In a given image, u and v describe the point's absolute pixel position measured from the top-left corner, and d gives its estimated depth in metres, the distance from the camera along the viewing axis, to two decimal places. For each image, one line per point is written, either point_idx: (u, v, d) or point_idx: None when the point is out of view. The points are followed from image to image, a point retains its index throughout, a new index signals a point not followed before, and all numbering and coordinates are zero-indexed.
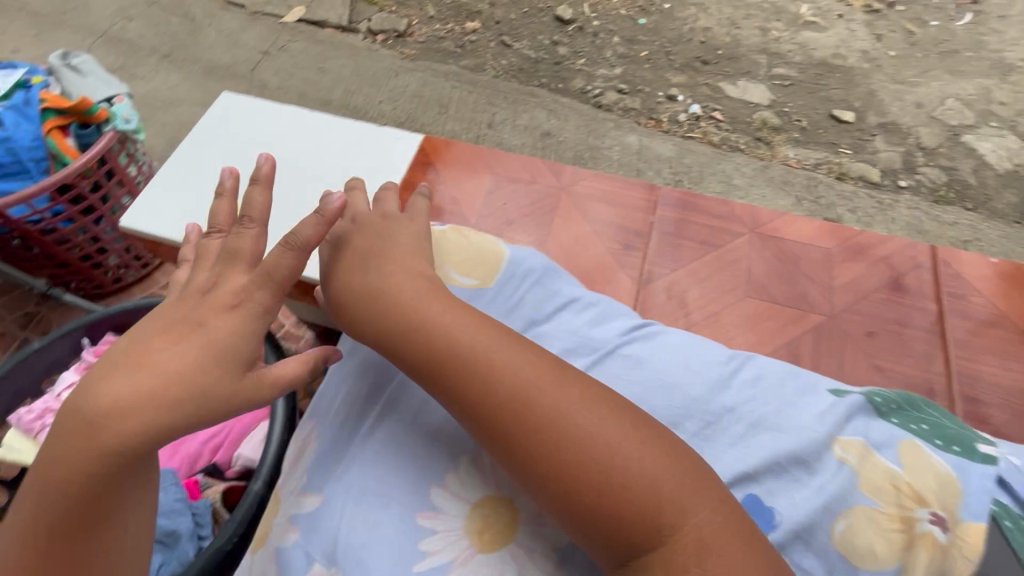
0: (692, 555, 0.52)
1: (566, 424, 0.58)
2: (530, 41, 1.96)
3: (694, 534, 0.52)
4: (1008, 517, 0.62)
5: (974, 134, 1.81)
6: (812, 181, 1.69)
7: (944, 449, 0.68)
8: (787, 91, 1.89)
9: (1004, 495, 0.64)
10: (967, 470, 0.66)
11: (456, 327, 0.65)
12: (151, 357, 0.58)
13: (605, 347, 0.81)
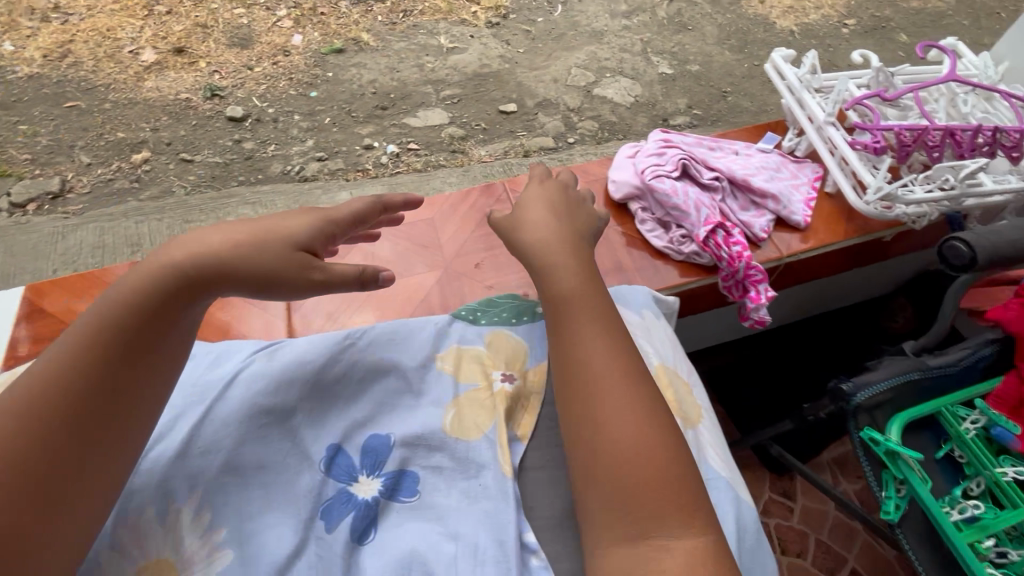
0: (627, 424, 0.68)
1: (600, 332, 0.75)
2: (211, 149, 1.94)
3: (627, 410, 0.69)
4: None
5: (600, 87, 2.30)
6: (506, 165, 1.96)
7: (519, 322, 0.94)
8: (459, 106, 2.18)
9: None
10: (532, 331, 0.93)
11: (572, 261, 0.82)
12: (102, 321, 0.66)
13: (222, 379, 0.82)
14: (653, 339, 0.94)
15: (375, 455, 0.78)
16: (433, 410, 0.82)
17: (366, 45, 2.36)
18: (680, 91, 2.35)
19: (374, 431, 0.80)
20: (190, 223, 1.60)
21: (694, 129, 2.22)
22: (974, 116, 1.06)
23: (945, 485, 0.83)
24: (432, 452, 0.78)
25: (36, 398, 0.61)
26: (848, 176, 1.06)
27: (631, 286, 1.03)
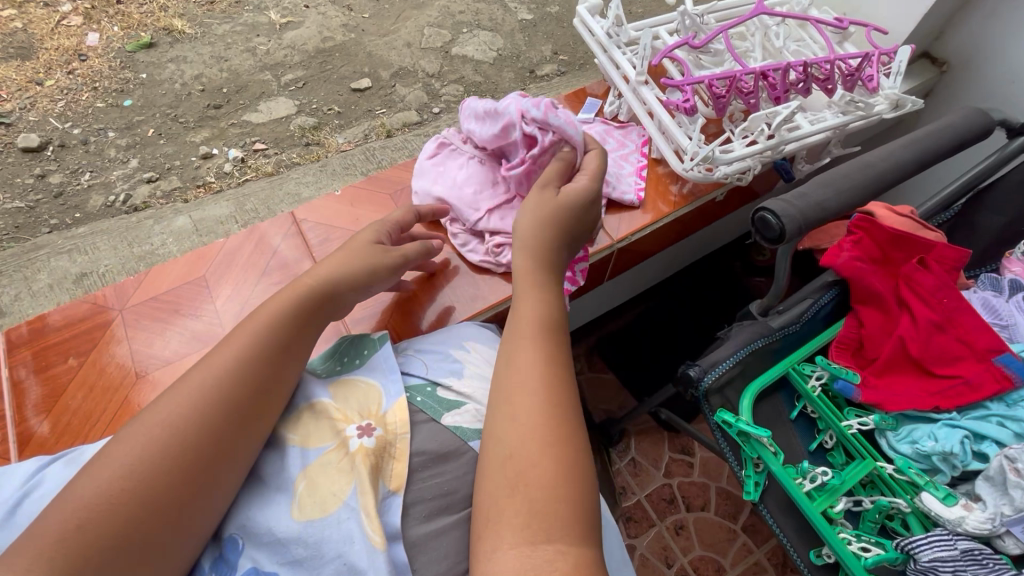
0: (547, 434, 0.61)
1: (557, 359, 0.70)
2: (10, 192, 1.62)
3: (552, 421, 0.63)
4: (419, 393, 0.78)
5: (458, 45, 2.12)
6: (368, 151, 1.77)
7: (363, 368, 0.80)
8: (306, 90, 1.93)
9: (413, 378, 0.80)
10: (381, 377, 0.78)
11: (544, 282, 0.79)
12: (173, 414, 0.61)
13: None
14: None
15: (228, 564, 0.62)
16: (283, 489, 0.66)
17: (182, 34, 2.01)
18: (543, 37, 2.22)
19: (229, 532, 0.64)
20: None
21: (563, 77, 2.11)
22: (787, 49, 1.02)
23: (802, 446, 0.85)
24: (288, 545, 0.62)
25: (188, 410, 0.61)
26: (669, 141, 0.99)
27: (484, 326, 0.95)
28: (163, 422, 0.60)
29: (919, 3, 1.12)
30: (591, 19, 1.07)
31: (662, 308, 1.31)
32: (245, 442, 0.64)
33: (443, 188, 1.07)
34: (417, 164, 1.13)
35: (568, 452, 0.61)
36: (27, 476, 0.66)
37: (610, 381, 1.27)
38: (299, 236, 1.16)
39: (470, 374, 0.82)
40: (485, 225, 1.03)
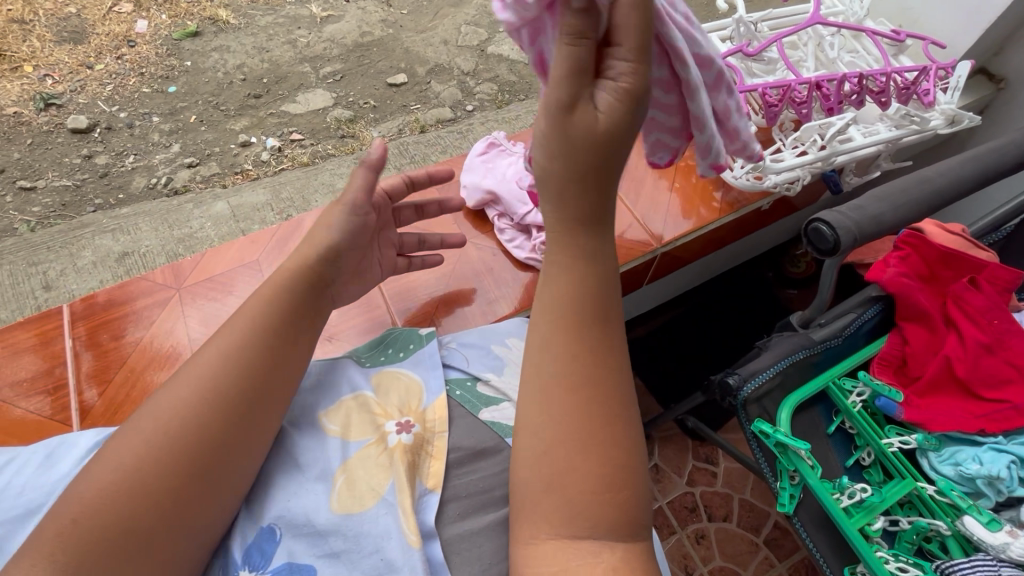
0: (589, 424, 0.60)
1: (605, 350, 0.65)
2: (58, 171, 1.68)
3: (597, 410, 0.61)
4: (460, 386, 0.80)
5: (493, 44, 2.13)
6: (401, 146, 1.79)
7: (407, 359, 0.82)
8: (343, 83, 1.96)
9: (454, 372, 0.82)
10: (424, 372, 0.80)
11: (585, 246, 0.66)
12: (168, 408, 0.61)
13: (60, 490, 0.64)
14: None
15: (263, 550, 0.63)
16: (320, 481, 0.68)
17: (226, 24, 2.06)
18: None
19: (262, 521, 0.65)
20: (38, 266, 1.37)
21: None
22: (841, 60, 1.01)
23: (838, 463, 0.83)
24: (323, 537, 0.64)
25: (195, 406, 0.62)
26: None
27: (520, 320, 0.96)
28: (170, 416, 0.61)
29: (984, 13, 1.10)
30: None
31: (695, 313, 1.29)
32: (252, 430, 0.65)
33: (494, 181, 1.07)
34: (467, 160, 1.15)
35: (609, 441, 0.61)
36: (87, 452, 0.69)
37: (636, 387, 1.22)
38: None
39: (511, 372, 0.84)
40: (533, 220, 1.04)
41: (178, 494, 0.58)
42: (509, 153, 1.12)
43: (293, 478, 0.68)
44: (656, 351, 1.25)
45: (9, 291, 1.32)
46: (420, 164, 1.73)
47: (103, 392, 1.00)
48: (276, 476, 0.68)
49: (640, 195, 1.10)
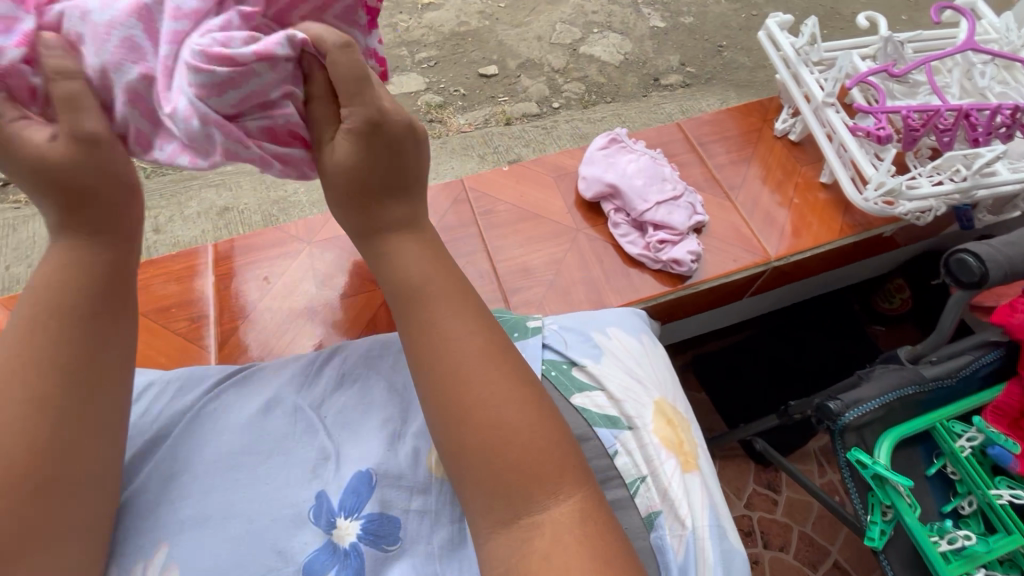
0: (471, 414, 0.51)
1: (448, 300, 0.55)
2: None
3: (471, 397, 0.51)
4: (554, 367, 0.73)
5: (587, 44, 2.10)
6: (487, 135, 1.84)
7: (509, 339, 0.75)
8: (436, 70, 2.00)
9: (551, 352, 0.75)
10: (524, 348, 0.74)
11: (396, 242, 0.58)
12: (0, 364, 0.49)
13: (182, 417, 0.66)
14: (654, 368, 0.76)
15: (359, 492, 0.60)
16: (418, 439, 0.65)
17: None
18: (672, 47, 2.14)
19: (358, 466, 0.62)
20: (150, 211, 1.49)
21: (686, 90, 2.05)
22: (992, 91, 0.96)
23: (934, 505, 0.80)
24: (422, 496, 0.62)
25: (25, 357, 0.48)
26: (846, 165, 0.98)
27: (626, 309, 0.85)
28: (0, 374, 0.47)
29: None
30: (780, 33, 1.07)
31: (780, 336, 1.23)
32: (100, 375, 0.51)
33: (615, 176, 1.04)
34: (586, 154, 1.11)
35: (503, 425, 0.51)
36: (207, 383, 0.70)
37: (701, 403, 1.21)
38: (466, 204, 1.10)
39: (609, 360, 0.74)
40: (651, 218, 1.00)
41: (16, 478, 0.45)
42: (630, 150, 1.09)
43: (391, 431, 0.65)
44: (733, 369, 1.22)
45: None
46: (503, 156, 1.76)
47: (225, 335, 1.06)
48: (372, 425, 0.66)
49: (756, 208, 1.09)
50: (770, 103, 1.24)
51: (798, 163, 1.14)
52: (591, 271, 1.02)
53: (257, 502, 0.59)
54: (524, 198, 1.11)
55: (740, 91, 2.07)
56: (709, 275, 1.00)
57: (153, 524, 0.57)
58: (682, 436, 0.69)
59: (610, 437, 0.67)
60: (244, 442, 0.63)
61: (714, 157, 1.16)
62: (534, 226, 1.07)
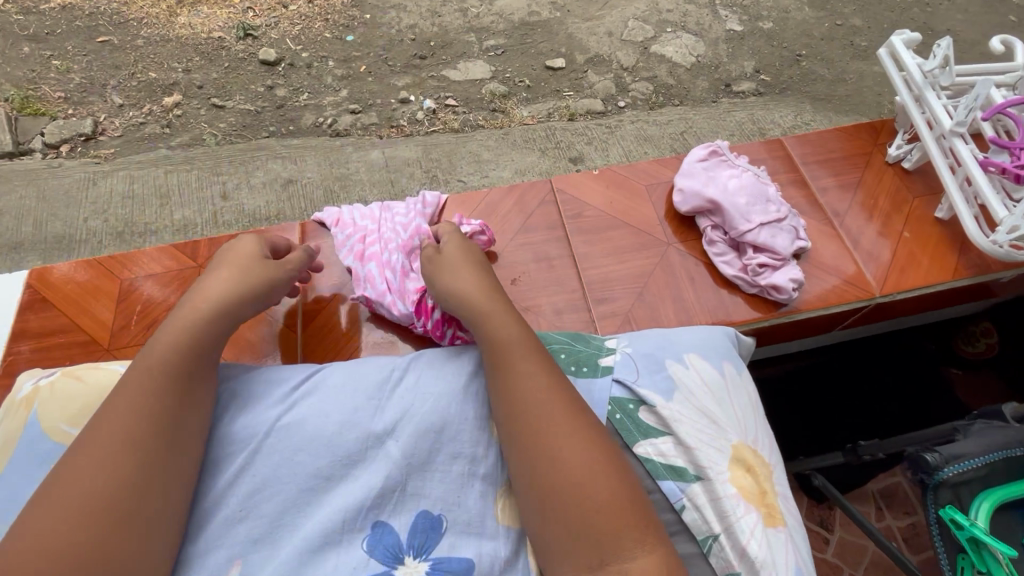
0: (553, 460, 0.58)
1: (538, 368, 0.64)
2: (244, 95, 1.67)
3: (553, 448, 0.59)
4: (620, 409, 0.71)
5: (657, 44, 1.98)
6: (549, 130, 1.74)
7: (578, 375, 0.74)
8: (503, 59, 1.88)
9: (618, 388, 0.73)
10: (590, 387, 0.73)
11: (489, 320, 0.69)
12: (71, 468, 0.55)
13: (257, 428, 0.66)
14: (734, 405, 0.72)
15: (427, 534, 0.61)
16: (488, 482, 0.64)
17: None
18: (747, 52, 2.00)
19: (422, 505, 0.62)
20: (219, 177, 1.53)
21: (759, 99, 1.91)
22: None
23: None
24: (487, 542, 0.60)
25: (120, 404, 0.59)
26: (970, 201, 0.93)
27: (710, 328, 0.80)
28: (104, 422, 0.57)
29: None
30: (906, 54, 1.04)
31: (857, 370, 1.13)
32: (184, 426, 0.61)
33: (717, 191, 0.99)
34: (684, 165, 1.05)
35: (581, 475, 0.57)
36: (283, 391, 0.70)
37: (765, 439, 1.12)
38: (553, 206, 1.09)
39: (680, 399, 0.71)
40: (753, 240, 0.95)
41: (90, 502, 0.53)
42: (732, 164, 1.04)
43: (461, 470, 0.64)
44: (803, 401, 1.10)
45: (194, 193, 1.50)
46: (568, 153, 1.69)
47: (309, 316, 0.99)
48: (442, 461, 0.65)
49: (862, 237, 1.04)
50: (881, 126, 1.18)
51: (907, 193, 1.09)
52: (683, 289, 0.99)
53: (323, 527, 0.59)
54: (612, 205, 1.08)
55: (817, 104, 1.91)
56: (806, 305, 0.96)
57: (231, 542, 0.59)
58: (763, 485, 0.67)
59: (676, 492, 0.65)
60: (317, 464, 0.64)
61: (816, 179, 1.11)
62: (624, 236, 1.04)
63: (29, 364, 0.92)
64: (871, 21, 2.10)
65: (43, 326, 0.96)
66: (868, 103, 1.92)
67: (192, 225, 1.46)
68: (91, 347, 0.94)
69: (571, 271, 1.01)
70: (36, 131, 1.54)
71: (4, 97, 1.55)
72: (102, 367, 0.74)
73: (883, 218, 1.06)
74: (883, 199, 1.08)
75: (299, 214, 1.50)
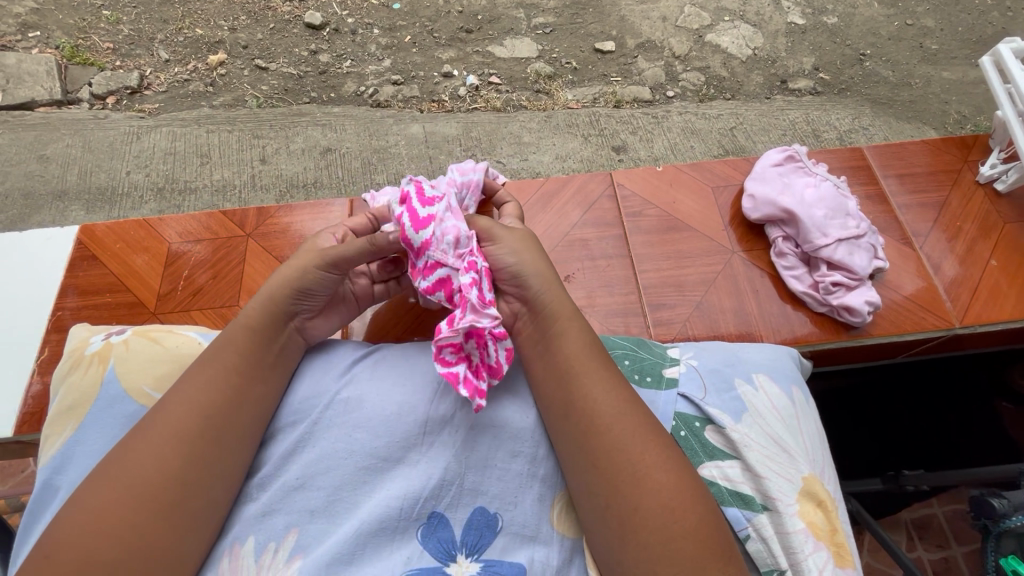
0: (626, 487, 0.56)
1: (613, 386, 0.62)
2: (287, 58, 1.64)
3: (623, 469, 0.57)
4: (684, 426, 0.70)
5: (714, 33, 1.85)
6: (593, 116, 1.67)
7: (640, 385, 0.73)
8: (551, 38, 1.77)
9: (685, 404, 0.71)
10: (654, 400, 0.71)
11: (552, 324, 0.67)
12: (132, 450, 0.57)
13: (319, 400, 0.65)
14: (804, 433, 0.69)
15: (481, 532, 0.60)
16: (546, 485, 0.63)
17: None
18: (808, 48, 1.87)
19: (479, 501, 0.61)
20: (259, 140, 1.52)
21: (816, 98, 1.79)
22: None
23: None
24: (540, 548, 0.60)
25: (181, 397, 0.60)
26: None
27: (775, 347, 0.78)
28: (163, 412, 0.59)
29: None
30: (1014, 67, 0.99)
31: (908, 395, 1.03)
32: (240, 421, 0.61)
33: (793, 202, 0.95)
34: (758, 168, 1.03)
35: (653, 500, 0.55)
36: (345, 363, 0.69)
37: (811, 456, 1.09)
38: (612, 201, 1.05)
39: (749, 421, 0.69)
40: (828, 256, 0.91)
41: (155, 492, 0.55)
42: (809, 173, 1.00)
43: (519, 471, 0.63)
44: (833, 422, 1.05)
45: (235, 155, 1.50)
46: (612, 142, 1.63)
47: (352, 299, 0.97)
48: (502, 458, 0.63)
49: (942, 262, 0.99)
50: (973, 142, 1.12)
51: (996, 217, 1.03)
52: (748, 299, 0.96)
53: (379, 509, 0.59)
54: (674, 205, 1.05)
55: (877, 107, 1.79)
56: (879, 330, 0.93)
57: (296, 520, 0.60)
58: (834, 523, 0.64)
59: (742, 519, 0.64)
60: (375, 444, 0.62)
61: (896, 195, 1.07)
62: (687, 239, 1.01)
63: (79, 318, 0.94)
64: (947, 23, 1.95)
65: (93, 283, 0.97)
66: (932, 112, 1.81)
67: (231, 187, 1.46)
68: (138, 309, 0.95)
69: (627, 271, 0.99)
70: (81, 81, 1.54)
71: (55, 45, 1.56)
72: (176, 331, 0.75)
73: (968, 242, 1.01)
74: (969, 221, 1.03)
75: (336, 184, 1.49)
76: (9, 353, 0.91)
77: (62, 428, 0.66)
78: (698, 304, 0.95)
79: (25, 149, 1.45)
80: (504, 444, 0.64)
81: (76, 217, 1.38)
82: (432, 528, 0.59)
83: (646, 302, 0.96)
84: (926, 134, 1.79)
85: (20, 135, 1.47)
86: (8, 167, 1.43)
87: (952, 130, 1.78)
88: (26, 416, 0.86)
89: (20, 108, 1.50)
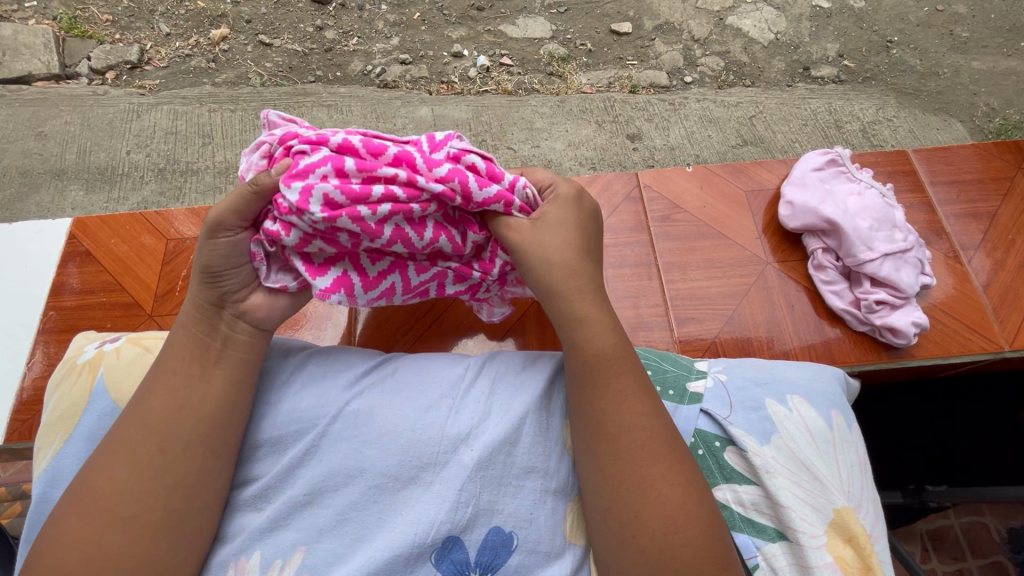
0: (658, 493, 0.56)
1: (641, 397, 0.60)
2: (292, 34, 1.57)
3: (655, 474, 0.57)
4: (704, 445, 0.68)
5: (736, 15, 1.77)
6: (608, 102, 1.61)
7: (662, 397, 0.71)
8: (565, 18, 1.69)
9: (707, 422, 0.69)
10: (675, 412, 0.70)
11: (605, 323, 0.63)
12: (123, 465, 0.55)
13: (327, 410, 0.62)
14: (841, 462, 0.67)
15: (495, 551, 0.58)
16: (559, 498, 0.61)
17: None
18: (833, 33, 1.78)
19: (495, 521, 0.59)
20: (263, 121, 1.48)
21: (839, 87, 1.72)
22: None
23: None
24: (554, 562, 0.59)
25: (166, 406, 0.58)
26: None
27: (819, 369, 0.75)
28: (153, 422, 0.57)
29: None
30: None
31: (941, 403, 1.02)
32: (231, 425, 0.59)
33: (835, 211, 0.91)
34: (796, 172, 0.98)
35: (678, 502, 0.56)
36: (357, 372, 0.66)
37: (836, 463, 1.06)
38: (637, 204, 1.01)
39: (775, 445, 0.67)
40: (872, 272, 0.88)
41: (140, 505, 0.54)
42: (851, 179, 0.96)
43: (534, 487, 0.61)
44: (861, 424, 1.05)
45: (238, 136, 1.45)
46: (626, 131, 1.58)
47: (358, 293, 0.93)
48: (516, 474, 0.60)
49: (988, 278, 0.97)
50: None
51: None
52: (778, 314, 0.93)
53: (390, 534, 0.57)
54: (704, 208, 1.01)
55: (903, 98, 1.72)
56: (922, 351, 0.90)
57: (302, 538, 0.58)
58: (867, 560, 0.62)
59: (752, 547, 0.64)
60: (385, 462, 0.60)
61: (945, 204, 1.03)
62: (716, 248, 0.98)
63: (78, 311, 0.92)
64: (976, 6, 1.87)
65: (91, 279, 0.94)
66: (959, 104, 1.74)
67: (233, 169, 1.42)
68: (135, 311, 0.92)
69: (652, 280, 0.95)
70: (77, 56, 1.49)
71: (53, 15, 1.50)
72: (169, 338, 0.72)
73: (1020, 257, 0.98)
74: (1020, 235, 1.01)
75: None
76: (5, 351, 0.89)
77: (51, 440, 0.64)
78: (725, 317, 0.92)
79: (24, 124, 1.41)
80: (519, 462, 0.61)
81: (75, 198, 1.35)
82: (448, 550, 0.57)
83: (672, 309, 0.93)
84: (953, 127, 1.72)
85: (18, 108, 1.43)
86: (6, 144, 1.39)
87: (980, 123, 1.72)
88: (16, 425, 0.85)
89: (17, 82, 1.46)
